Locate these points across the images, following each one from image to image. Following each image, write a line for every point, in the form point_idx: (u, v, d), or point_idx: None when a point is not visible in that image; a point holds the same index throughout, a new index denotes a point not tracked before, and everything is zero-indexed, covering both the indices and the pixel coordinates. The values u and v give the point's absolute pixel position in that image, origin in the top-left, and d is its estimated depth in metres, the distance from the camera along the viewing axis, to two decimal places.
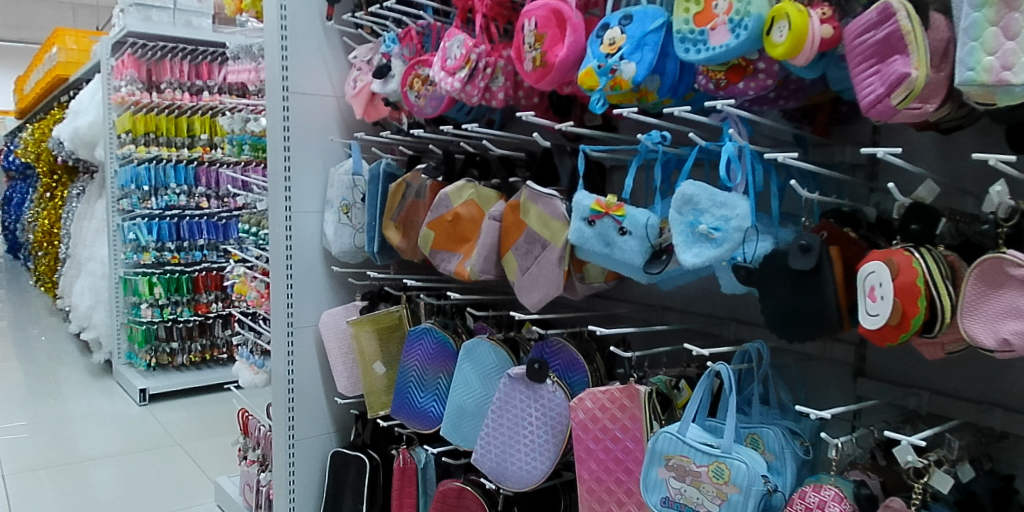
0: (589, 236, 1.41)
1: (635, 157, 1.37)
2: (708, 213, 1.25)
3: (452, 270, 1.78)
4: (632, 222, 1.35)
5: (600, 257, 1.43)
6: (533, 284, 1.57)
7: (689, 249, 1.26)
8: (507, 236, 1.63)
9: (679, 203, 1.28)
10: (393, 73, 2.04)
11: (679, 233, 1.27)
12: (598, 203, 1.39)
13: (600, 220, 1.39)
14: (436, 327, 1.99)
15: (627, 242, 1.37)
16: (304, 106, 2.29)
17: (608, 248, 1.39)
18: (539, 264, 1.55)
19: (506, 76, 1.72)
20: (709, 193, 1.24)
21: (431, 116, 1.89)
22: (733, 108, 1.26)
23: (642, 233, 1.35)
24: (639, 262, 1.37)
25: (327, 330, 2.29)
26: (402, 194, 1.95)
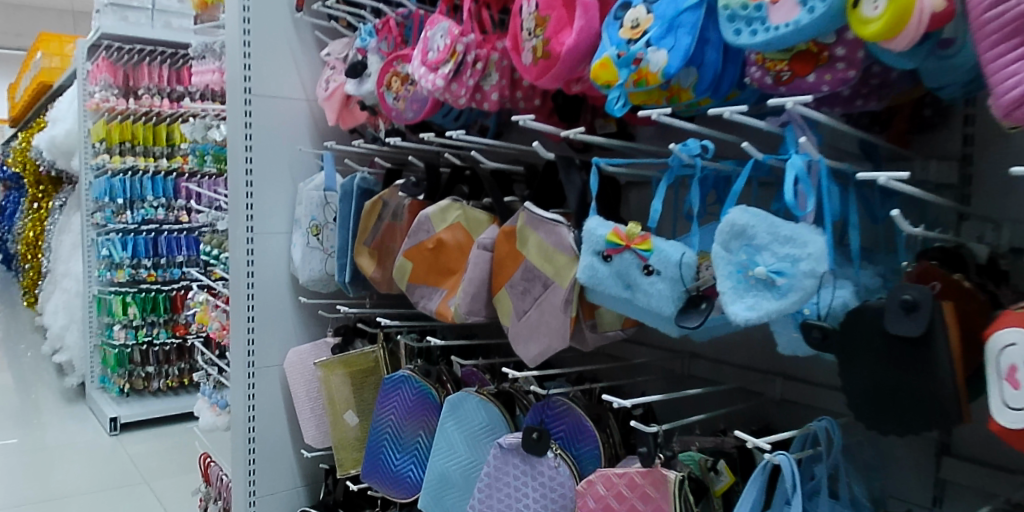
0: (602, 276, 1.09)
1: (664, 174, 1.05)
2: (765, 251, 0.92)
3: (435, 309, 1.43)
4: (660, 259, 1.03)
5: (617, 303, 1.11)
6: (533, 333, 1.24)
7: (739, 299, 0.94)
8: (502, 270, 1.30)
9: (724, 236, 0.96)
10: (370, 72, 1.73)
11: (724, 277, 0.95)
12: (616, 233, 1.07)
13: (618, 255, 1.07)
14: (416, 374, 1.65)
15: (654, 286, 1.05)
16: (269, 110, 1.97)
17: (629, 291, 1.08)
18: (539, 308, 1.22)
19: (500, 72, 1.40)
20: (768, 224, 0.92)
21: (411, 121, 1.57)
22: (802, 108, 0.93)
23: (674, 274, 1.03)
24: (670, 311, 1.05)
25: (293, 370, 1.96)
26: (378, 215, 1.63)
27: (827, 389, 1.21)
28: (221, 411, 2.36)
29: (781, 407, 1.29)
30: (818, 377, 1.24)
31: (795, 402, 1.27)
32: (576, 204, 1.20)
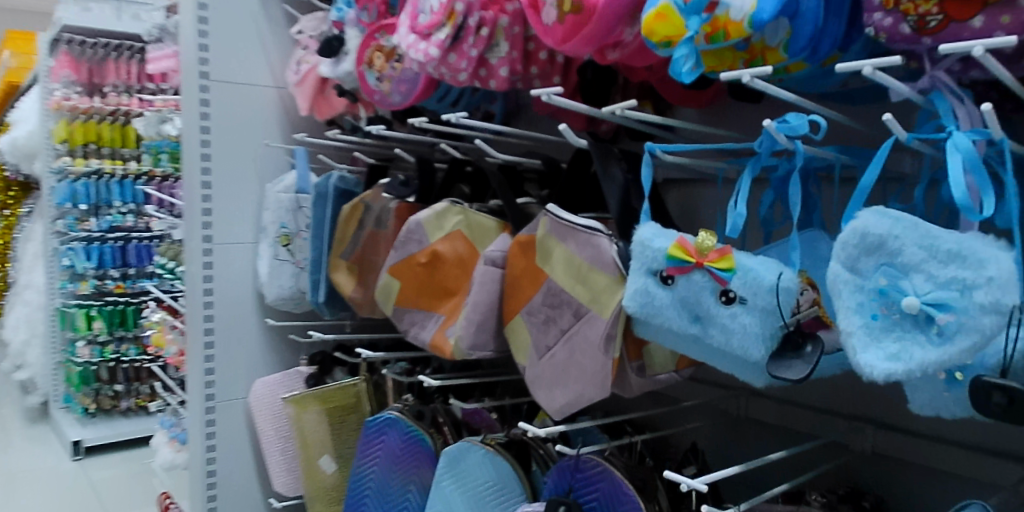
0: (661, 305, 0.80)
1: (748, 164, 0.77)
2: (916, 274, 0.64)
3: (428, 342, 1.12)
4: (746, 282, 0.75)
5: (676, 341, 0.83)
6: (560, 376, 0.94)
7: (875, 345, 0.66)
8: (517, 293, 1.01)
9: (846, 250, 0.67)
10: (348, 49, 1.43)
11: (851, 313, 0.66)
12: (681, 245, 0.78)
13: (685, 277, 0.78)
14: (406, 417, 1.35)
15: (736, 319, 0.76)
16: (229, 98, 1.66)
17: (698, 326, 0.79)
18: (569, 344, 0.92)
19: (510, 42, 1.10)
20: (918, 234, 0.64)
21: (396, 107, 1.27)
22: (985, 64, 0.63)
23: (766, 305, 0.74)
24: (759, 355, 0.76)
25: (260, 405, 1.65)
26: (358, 220, 1.33)
27: (935, 443, 0.97)
28: (181, 448, 2.04)
29: (872, 463, 1.05)
30: (922, 428, 1.00)
31: (891, 456, 1.03)
32: (617, 208, 0.90)
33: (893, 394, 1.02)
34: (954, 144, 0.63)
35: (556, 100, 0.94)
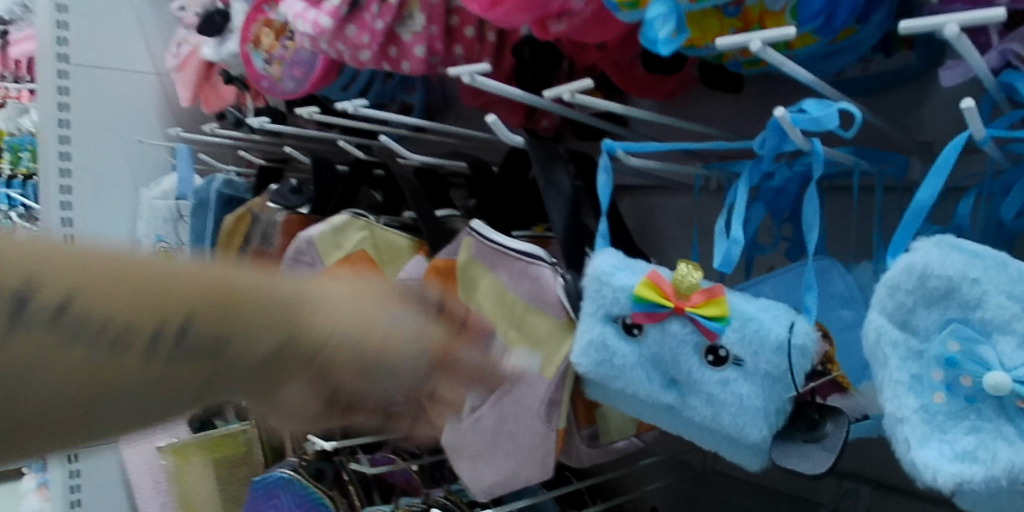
0: (624, 364, 0.59)
1: (745, 170, 0.60)
2: (1003, 337, 0.44)
3: None
4: (744, 336, 0.55)
5: (643, 411, 0.61)
6: (488, 445, 0.72)
7: (937, 437, 0.45)
8: None
9: (896, 299, 0.47)
10: (233, 27, 1.17)
11: (901, 390, 0.46)
12: (653, 282, 0.57)
13: (658, 327, 0.58)
14: (301, 477, 1.09)
15: (729, 387, 0.56)
16: (94, 86, 1.37)
17: (675, 393, 0.59)
18: (500, 406, 0.70)
19: (427, 13, 0.86)
20: (1006, 279, 0.44)
21: (289, 95, 1.03)
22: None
23: (771, 369, 0.54)
24: (760, 437, 0.55)
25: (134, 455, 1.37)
26: (243, 234, 1.08)
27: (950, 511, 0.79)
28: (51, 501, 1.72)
29: None
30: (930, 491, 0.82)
31: None
32: (563, 228, 0.68)
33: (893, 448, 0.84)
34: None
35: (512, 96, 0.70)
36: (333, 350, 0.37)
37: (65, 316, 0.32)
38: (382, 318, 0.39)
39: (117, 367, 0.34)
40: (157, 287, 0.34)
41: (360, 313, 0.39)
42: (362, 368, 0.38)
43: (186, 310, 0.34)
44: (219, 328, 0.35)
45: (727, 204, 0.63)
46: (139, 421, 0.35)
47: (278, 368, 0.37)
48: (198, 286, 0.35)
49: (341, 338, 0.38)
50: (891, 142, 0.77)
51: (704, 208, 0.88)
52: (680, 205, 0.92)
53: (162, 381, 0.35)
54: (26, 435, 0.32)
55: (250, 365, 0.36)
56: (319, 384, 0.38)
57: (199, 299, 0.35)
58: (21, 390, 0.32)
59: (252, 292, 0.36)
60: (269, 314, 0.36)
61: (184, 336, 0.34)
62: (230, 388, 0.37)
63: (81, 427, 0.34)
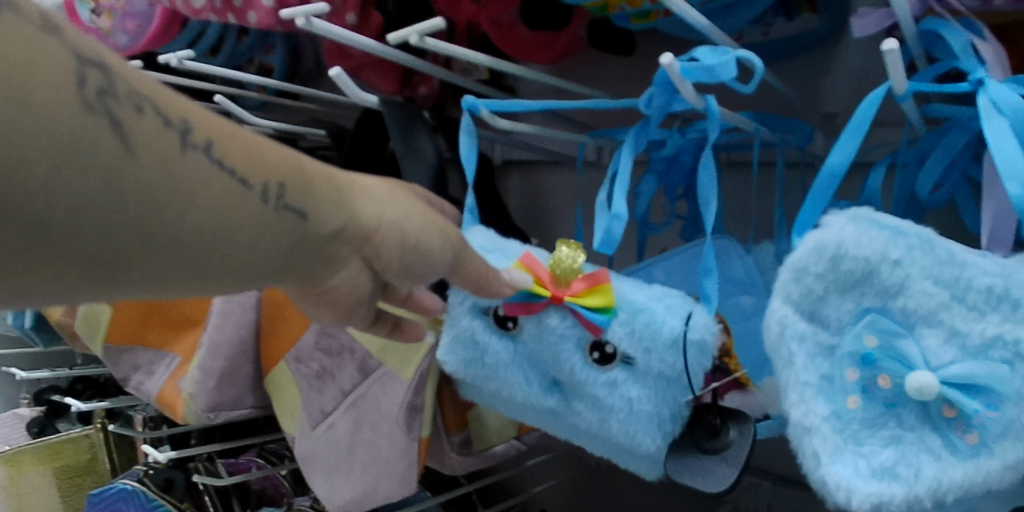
0: (497, 363, 0.51)
1: (631, 132, 0.51)
2: (927, 331, 0.39)
3: (155, 395, 0.75)
4: (631, 331, 0.47)
5: (526, 416, 0.53)
6: (342, 458, 0.61)
7: (852, 450, 0.39)
8: (279, 331, 0.66)
9: (803, 286, 0.40)
10: None
11: (811, 394, 0.40)
12: (528, 267, 0.49)
13: (534, 321, 0.50)
14: (148, 489, 0.94)
15: (616, 389, 0.48)
16: None
17: (557, 396, 0.51)
18: (357, 411, 0.61)
19: None
20: (933, 262, 0.39)
21: (122, 51, 0.89)
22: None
23: (664, 369, 0.46)
24: (653, 447, 0.48)
25: None
26: None
27: None
28: None
29: None
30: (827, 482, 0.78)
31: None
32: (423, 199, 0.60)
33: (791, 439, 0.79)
34: (993, 99, 0.39)
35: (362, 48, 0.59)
36: (378, 233, 0.41)
37: (209, 151, 0.33)
38: (422, 213, 0.44)
39: (236, 218, 0.35)
40: (260, 153, 0.36)
41: (410, 211, 0.43)
42: (413, 250, 0.43)
43: (292, 172, 0.37)
44: (310, 196, 0.38)
45: (609, 174, 0.54)
46: (245, 280, 0.37)
47: (340, 242, 0.41)
48: (290, 159, 0.37)
49: (389, 225, 0.42)
50: (793, 111, 0.71)
51: (593, 184, 0.79)
52: (568, 180, 0.83)
53: (267, 240, 0.36)
54: (160, 265, 0.33)
55: (322, 237, 0.39)
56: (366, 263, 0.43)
57: (287, 170, 0.36)
58: (169, 224, 0.32)
59: (328, 173, 0.39)
60: (337, 192, 0.40)
61: (285, 198, 0.36)
62: (304, 260, 0.39)
63: (201, 267, 0.34)
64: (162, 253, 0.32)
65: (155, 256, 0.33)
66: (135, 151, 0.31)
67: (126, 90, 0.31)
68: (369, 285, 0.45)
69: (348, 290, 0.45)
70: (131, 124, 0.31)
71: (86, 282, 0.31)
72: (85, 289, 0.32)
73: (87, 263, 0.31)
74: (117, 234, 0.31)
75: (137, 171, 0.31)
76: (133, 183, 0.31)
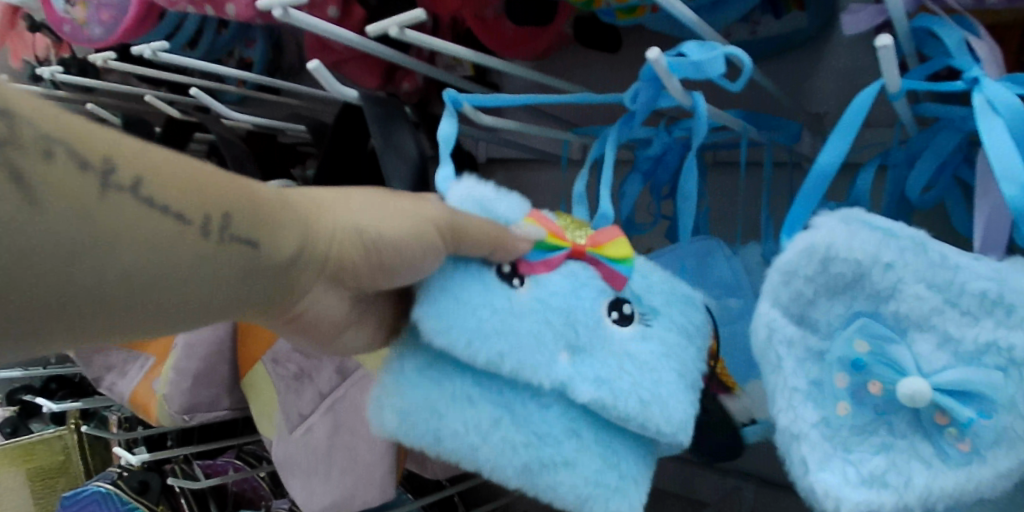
0: (507, 322, 0.43)
1: (614, 127, 0.50)
2: (920, 336, 0.38)
3: (128, 396, 0.73)
4: (645, 285, 0.46)
5: (515, 432, 0.42)
6: (318, 463, 0.60)
7: (841, 457, 0.38)
8: (256, 332, 0.65)
9: (792, 289, 0.39)
10: None
11: (799, 399, 0.39)
12: (541, 223, 0.46)
13: (554, 276, 0.45)
14: (124, 491, 0.92)
15: (645, 342, 0.45)
16: None
17: (573, 361, 0.43)
18: (335, 414, 0.59)
19: None
20: (926, 265, 0.38)
21: (97, 43, 0.86)
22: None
23: (681, 325, 0.46)
24: (686, 417, 0.44)
25: None
26: None
27: None
28: None
29: None
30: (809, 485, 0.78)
31: None
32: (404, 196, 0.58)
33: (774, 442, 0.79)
34: (989, 98, 0.38)
35: (346, 43, 0.57)
36: (344, 249, 0.41)
37: (141, 193, 0.33)
38: (406, 217, 0.42)
39: (175, 254, 0.34)
40: (194, 182, 0.35)
41: (389, 215, 0.41)
42: (389, 256, 0.41)
43: (239, 202, 0.36)
44: (262, 224, 0.37)
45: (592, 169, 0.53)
46: (196, 314, 0.36)
47: (302, 265, 0.40)
48: (232, 187, 0.36)
49: (348, 239, 0.41)
50: (779, 111, 0.70)
51: (578, 182, 0.79)
52: (553, 179, 0.82)
53: (216, 271, 0.36)
54: (100, 313, 0.32)
55: (279, 264, 0.38)
56: (331, 280, 0.42)
57: (232, 197, 0.36)
58: (111, 272, 0.32)
59: (284, 199, 0.39)
60: (295, 216, 0.39)
61: (232, 230, 0.35)
62: (260, 287, 0.38)
63: (147, 309, 0.34)
64: (91, 302, 0.32)
65: (97, 311, 0.32)
66: (48, 201, 0.30)
67: (35, 135, 0.30)
68: (347, 304, 0.45)
69: (320, 316, 0.44)
70: (59, 176, 0.31)
71: (32, 335, 0.31)
72: (25, 345, 0.31)
73: (25, 319, 0.30)
74: (55, 291, 0.31)
75: (50, 218, 0.30)
76: (53, 237, 0.30)
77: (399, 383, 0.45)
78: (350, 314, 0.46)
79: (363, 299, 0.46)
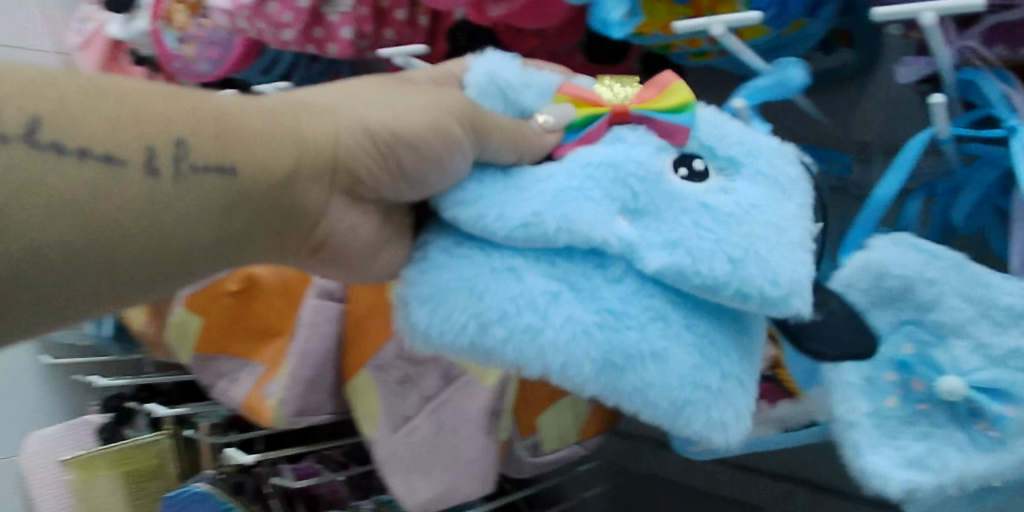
0: (556, 188, 0.44)
1: None
2: (958, 341, 0.46)
3: (242, 401, 0.81)
4: (711, 132, 0.47)
5: (582, 313, 0.43)
6: (423, 459, 0.67)
7: (888, 443, 0.47)
8: (363, 342, 0.72)
9: (849, 299, 0.48)
10: (144, 4, 1.11)
11: (852, 393, 0.48)
12: (579, 99, 0.49)
13: (605, 139, 0.48)
14: (221, 491, 0.99)
15: (730, 195, 0.45)
16: None
17: (637, 221, 0.44)
18: (439, 416, 0.67)
19: None
20: (963, 281, 0.46)
21: (205, 77, 0.98)
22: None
23: (768, 179, 0.46)
24: (794, 272, 0.43)
25: (36, 464, 1.25)
26: None
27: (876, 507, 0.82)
28: None
29: None
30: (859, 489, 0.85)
31: None
32: None
33: (824, 448, 0.86)
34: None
35: None
36: (344, 140, 0.42)
37: (39, 140, 0.34)
38: (421, 110, 0.44)
39: (125, 197, 0.36)
40: (128, 116, 0.36)
41: (407, 106, 0.44)
42: (404, 147, 0.43)
43: (193, 127, 0.38)
44: (230, 147, 0.38)
45: None
46: (180, 244, 0.38)
47: (303, 175, 0.42)
48: (178, 115, 0.38)
49: (342, 138, 0.42)
50: (827, 141, 0.76)
51: None
52: None
53: (190, 205, 0.38)
54: (65, 261, 0.34)
55: (273, 180, 0.40)
56: (341, 187, 0.44)
57: (190, 124, 0.38)
58: (52, 222, 0.33)
59: (263, 111, 0.40)
60: (285, 128, 0.41)
61: (187, 159, 0.37)
62: (255, 212, 0.40)
63: (120, 249, 0.36)
64: (48, 253, 0.33)
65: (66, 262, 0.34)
66: None
67: None
68: (368, 213, 0.47)
69: (345, 232, 0.47)
70: None
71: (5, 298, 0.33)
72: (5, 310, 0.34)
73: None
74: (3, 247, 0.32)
75: None
76: None
77: (430, 277, 0.45)
78: (382, 227, 0.49)
79: (385, 204, 0.48)
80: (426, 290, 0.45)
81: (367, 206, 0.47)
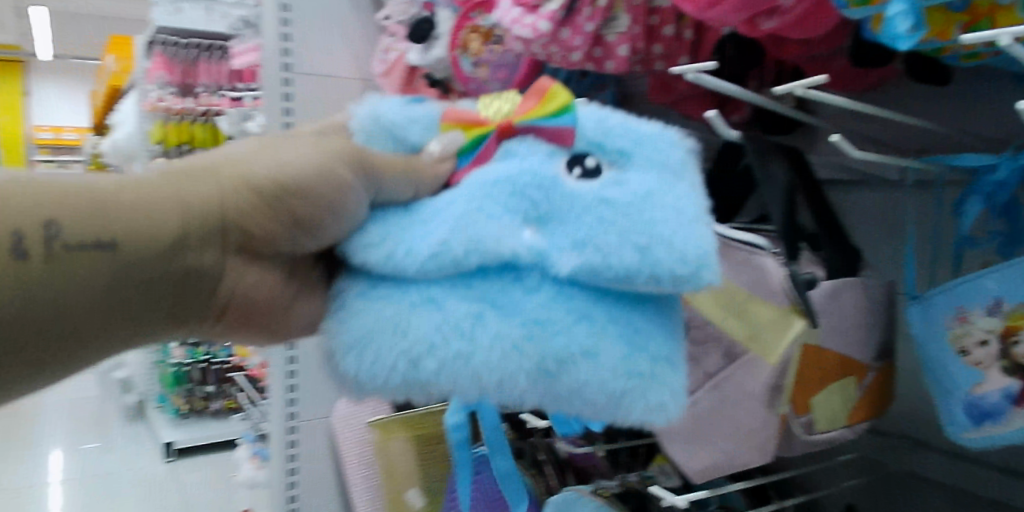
0: (450, 212, 0.55)
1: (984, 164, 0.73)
2: None
3: None
4: (588, 130, 0.57)
5: (510, 329, 0.53)
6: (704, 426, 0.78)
7: None
8: None
9: None
10: (440, 33, 1.31)
11: None
12: (460, 123, 0.60)
13: (498, 155, 0.59)
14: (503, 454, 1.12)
15: (624, 185, 0.55)
16: (317, 94, 1.43)
17: (542, 228, 0.55)
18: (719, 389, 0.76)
19: (631, 14, 0.94)
20: None
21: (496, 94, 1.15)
22: None
23: (643, 179, 0.55)
24: (686, 243, 0.53)
25: (346, 424, 1.47)
26: None
27: None
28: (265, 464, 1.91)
29: None
30: None
31: None
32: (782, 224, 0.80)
33: None
34: None
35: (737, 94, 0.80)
36: (228, 200, 0.54)
37: None
38: (310, 159, 0.55)
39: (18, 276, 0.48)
40: (24, 208, 0.48)
41: (297, 155, 0.55)
42: (295, 199, 0.54)
43: (71, 211, 0.49)
44: (111, 227, 0.50)
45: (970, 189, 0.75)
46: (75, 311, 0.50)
47: (192, 236, 0.53)
48: (61, 202, 0.50)
49: (228, 202, 0.54)
50: None
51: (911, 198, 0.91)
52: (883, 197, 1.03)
53: (83, 275, 0.50)
54: None
55: (164, 240, 0.52)
56: (237, 245, 0.56)
57: (75, 209, 0.49)
58: None
59: (152, 186, 0.52)
60: (168, 196, 0.52)
61: (65, 239, 0.49)
62: (154, 278, 0.52)
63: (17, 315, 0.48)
64: None
65: None
66: None
67: None
68: (264, 268, 0.59)
69: (249, 289, 0.58)
70: None
71: None
72: None
73: None
74: None
75: None
76: None
77: (351, 323, 0.55)
78: (276, 278, 0.60)
79: (278, 260, 0.60)
80: (352, 338, 0.55)
81: (259, 266, 0.58)
